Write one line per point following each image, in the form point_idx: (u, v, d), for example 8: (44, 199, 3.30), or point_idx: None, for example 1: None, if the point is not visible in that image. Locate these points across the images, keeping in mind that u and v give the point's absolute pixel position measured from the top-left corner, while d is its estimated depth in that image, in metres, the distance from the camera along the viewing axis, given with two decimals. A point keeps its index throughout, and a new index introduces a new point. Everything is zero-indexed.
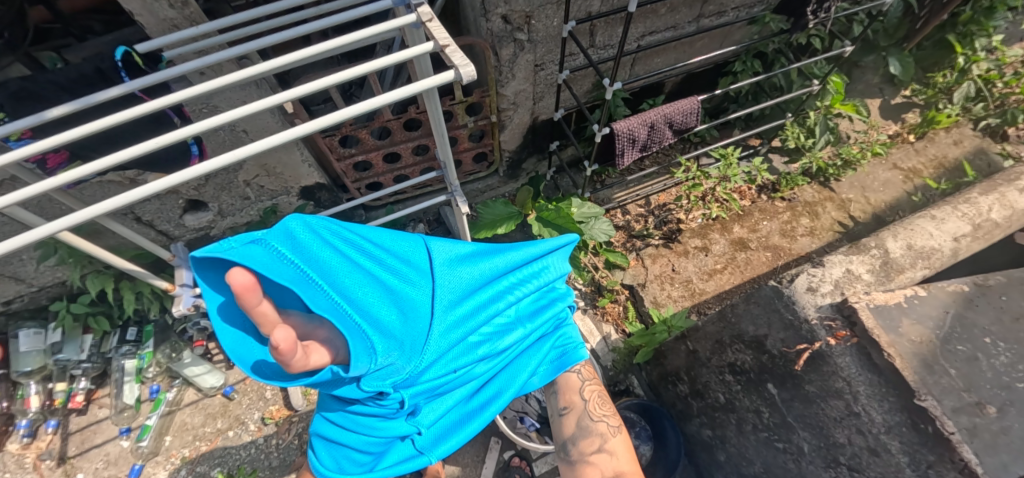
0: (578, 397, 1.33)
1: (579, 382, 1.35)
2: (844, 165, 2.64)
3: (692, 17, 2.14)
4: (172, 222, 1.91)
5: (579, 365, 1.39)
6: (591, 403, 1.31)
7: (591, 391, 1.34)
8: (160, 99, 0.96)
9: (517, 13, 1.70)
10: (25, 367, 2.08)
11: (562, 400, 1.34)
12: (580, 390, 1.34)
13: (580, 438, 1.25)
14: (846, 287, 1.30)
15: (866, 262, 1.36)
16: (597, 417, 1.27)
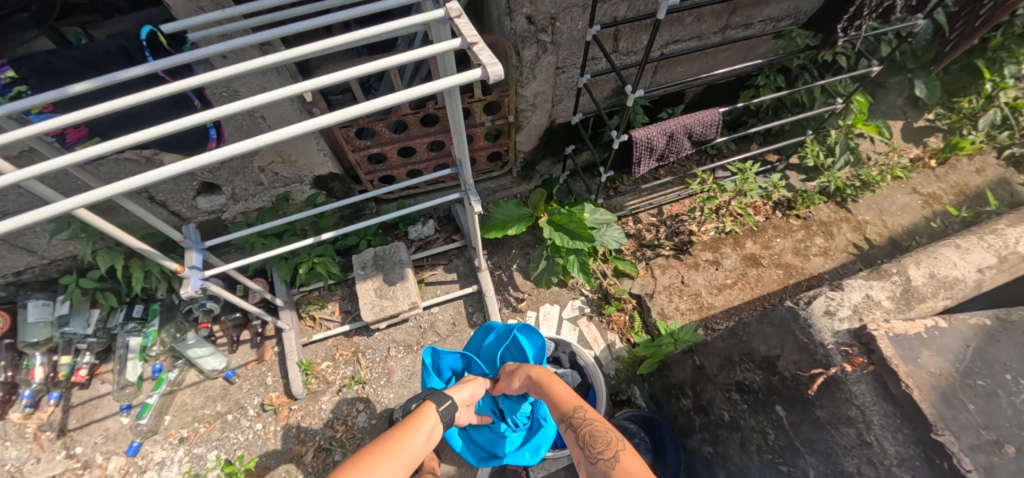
0: (588, 440, 1.26)
1: (585, 426, 1.30)
2: (863, 186, 2.59)
3: (718, 28, 2.12)
4: (185, 203, 1.92)
5: (582, 409, 1.34)
6: (601, 443, 1.23)
7: (606, 432, 1.26)
8: (183, 81, 0.96)
9: (543, 14, 1.69)
10: (32, 337, 2.09)
11: (576, 447, 1.28)
12: (585, 432, 1.28)
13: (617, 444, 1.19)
14: (865, 312, 1.30)
15: (886, 289, 1.35)
16: (641, 431, 1.19)
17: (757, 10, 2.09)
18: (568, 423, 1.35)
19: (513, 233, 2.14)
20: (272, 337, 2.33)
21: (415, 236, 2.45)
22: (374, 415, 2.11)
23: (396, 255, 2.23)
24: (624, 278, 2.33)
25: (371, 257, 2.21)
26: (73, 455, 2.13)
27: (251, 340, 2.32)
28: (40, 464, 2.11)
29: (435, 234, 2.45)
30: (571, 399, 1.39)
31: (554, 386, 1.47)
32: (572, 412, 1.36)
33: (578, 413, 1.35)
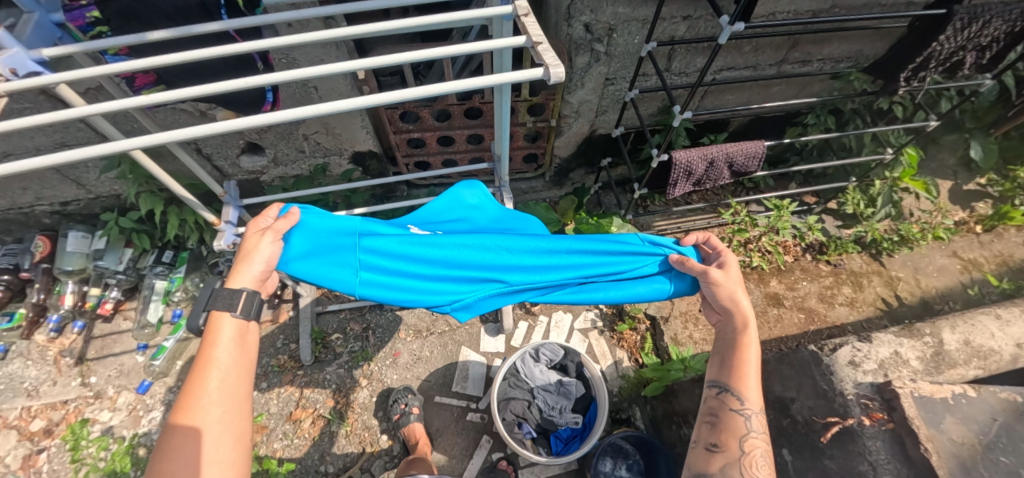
0: (737, 443, 1.05)
1: (744, 429, 1.06)
2: (901, 241, 2.51)
3: (775, 60, 2.09)
4: (228, 160, 1.98)
5: (754, 415, 1.08)
6: (749, 459, 1.02)
7: (753, 447, 1.04)
8: (252, 43, 1.00)
9: (601, 23, 1.70)
10: (68, 265, 2.19)
11: (712, 435, 1.09)
12: (741, 437, 1.05)
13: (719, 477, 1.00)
14: (891, 369, 1.26)
15: (918, 349, 1.31)
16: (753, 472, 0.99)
17: (817, 48, 2.05)
18: (717, 392, 1.14)
19: None
20: (289, 301, 2.38)
21: None
22: (375, 392, 2.14)
23: None
24: (642, 298, 2.31)
25: None
26: (87, 383, 2.22)
27: (269, 301, 2.37)
28: (56, 387, 2.21)
29: None
30: (754, 399, 1.10)
31: (750, 366, 1.14)
32: (732, 389, 1.12)
33: (738, 402, 1.10)
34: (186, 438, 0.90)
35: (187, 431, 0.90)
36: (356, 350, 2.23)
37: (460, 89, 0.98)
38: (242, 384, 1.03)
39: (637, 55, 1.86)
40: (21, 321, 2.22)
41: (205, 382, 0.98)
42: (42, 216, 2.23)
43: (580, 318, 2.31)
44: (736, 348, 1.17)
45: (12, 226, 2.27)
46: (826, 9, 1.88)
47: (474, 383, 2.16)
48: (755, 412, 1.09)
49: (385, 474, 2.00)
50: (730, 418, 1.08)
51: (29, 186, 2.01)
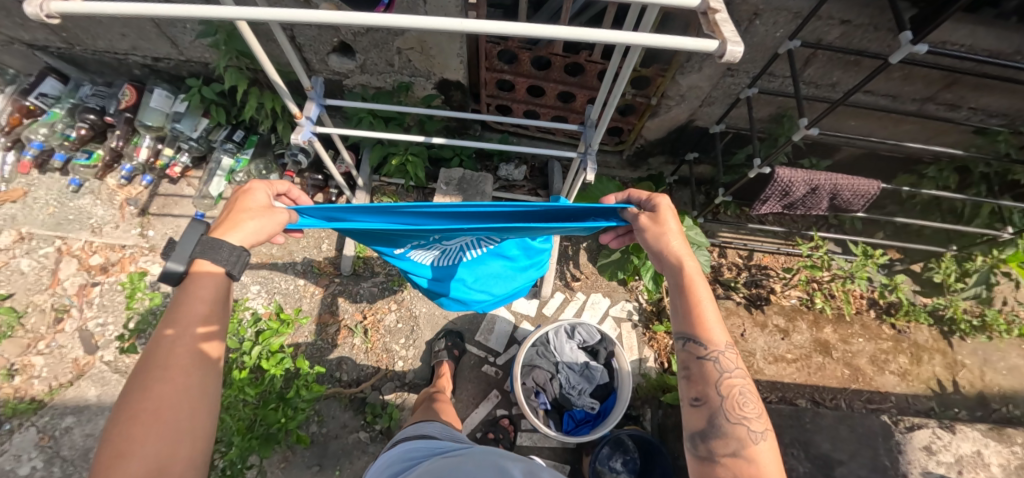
0: (715, 389, 0.90)
1: (718, 374, 0.90)
2: (981, 328, 2.28)
3: (920, 96, 1.84)
4: (318, 55, 1.93)
5: (724, 353, 0.92)
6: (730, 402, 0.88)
7: (731, 387, 0.90)
8: None
9: (747, 6, 1.50)
10: (148, 121, 2.25)
11: (689, 388, 0.93)
12: (717, 383, 0.90)
13: (711, 437, 0.86)
14: (968, 466, 1.52)
15: (1002, 456, 1.54)
16: (738, 419, 0.86)
17: (975, 94, 1.78)
18: (700, 356, 0.93)
19: None
20: None
21: (502, 175, 2.38)
22: (402, 320, 2.19)
23: (480, 184, 2.16)
24: None
25: (458, 176, 2.17)
26: (145, 235, 2.34)
27: (323, 205, 2.40)
28: (119, 231, 2.34)
29: (522, 181, 2.38)
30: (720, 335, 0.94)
31: (704, 304, 0.96)
32: (716, 352, 0.92)
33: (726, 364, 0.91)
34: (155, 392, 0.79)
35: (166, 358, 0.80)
36: (392, 274, 2.26)
37: (605, 41, 0.82)
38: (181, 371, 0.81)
39: (772, 50, 1.66)
40: (98, 161, 2.37)
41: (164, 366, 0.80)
42: (134, 66, 2.28)
43: (617, 305, 2.25)
44: (681, 292, 0.98)
45: (105, 69, 2.34)
46: (1006, 51, 1.60)
47: (497, 339, 2.17)
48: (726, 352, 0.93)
49: (393, 396, 2.06)
50: (697, 365, 0.92)
51: (127, 33, 2.01)
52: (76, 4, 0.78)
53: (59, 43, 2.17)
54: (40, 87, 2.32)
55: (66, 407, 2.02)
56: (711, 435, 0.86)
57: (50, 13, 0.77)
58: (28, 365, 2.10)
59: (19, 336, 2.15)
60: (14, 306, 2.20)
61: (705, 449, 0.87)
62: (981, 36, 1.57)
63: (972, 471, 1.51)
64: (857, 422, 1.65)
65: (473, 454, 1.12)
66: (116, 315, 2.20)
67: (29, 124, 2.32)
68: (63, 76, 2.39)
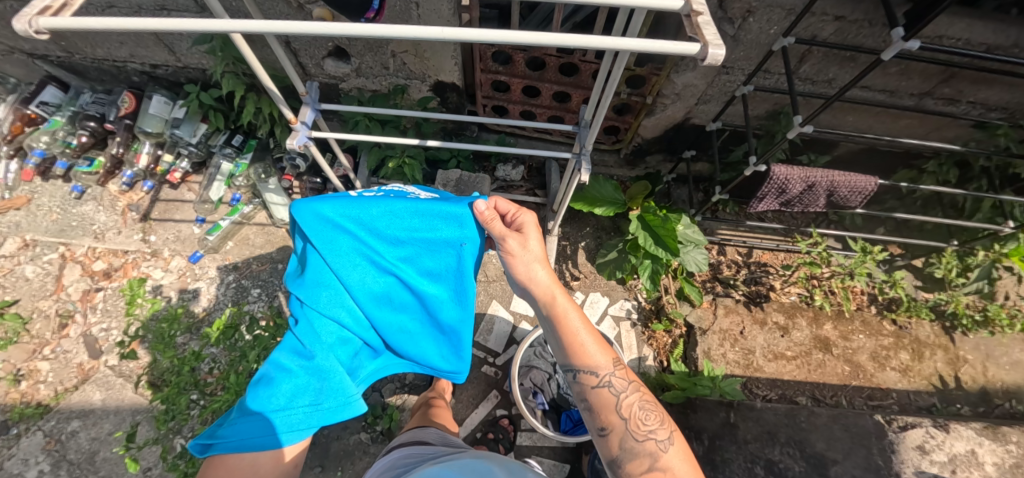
0: (614, 413, 1.06)
1: (614, 396, 1.07)
2: (983, 323, 2.27)
3: (918, 91, 1.82)
4: (313, 60, 1.94)
5: (611, 376, 1.09)
6: (633, 421, 1.03)
7: (630, 406, 1.06)
8: None
9: (739, 4, 1.50)
10: (148, 127, 2.28)
11: (595, 420, 1.07)
12: (617, 407, 1.06)
13: (625, 462, 0.99)
14: (961, 465, 1.52)
15: (995, 454, 1.54)
16: (643, 434, 1.01)
17: (974, 88, 1.76)
18: (597, 385, 1.08)
19: (599, 213, 2.04)
20: None
21: (499, 176, 2.38)
22: None
23: (478, 186, 2.16)
24: (685, 303, 2.20)
25: (455, 178, 2.17)
26: (147, 240, 2.36)
27: None
28: (121, 236, 2.37)
29: (519, 181, 2.38)
30: (604, 361, 1.10)
31: (579, 334, 1.13)
32: (608, 377, 1.09)
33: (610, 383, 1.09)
34: None
35: None
36: None
37: (590, 46, 0.83)
38: None
39: (766, 48, 1.65)
40: (99, 168, 2.37)
41: None
42: (132, 73, 2.30)
43: (616, 304, 2.25)
44: (557, 325, 1.13)
45: (104, 76, 2.36)
46: (1004, 45, 1.59)
47: (496, 339, 2.18)
48: (613, 373, 1.10)
49: (394, 397, 2.07)
50: (596, 394, 1.07)
51: (125, 41, 2.03)
52: (64, 19, 0.79)
53: (58, 51, 2.19)
54: (41, 95, 2.34)
55: (72, 411, 2.05)
56: (626, 454, 0.99)
57: (39, 29, 0.78)
58: (34, 371, 2.12)
59: (26, 342, 2.18)
60: (20, 312, 2.23)
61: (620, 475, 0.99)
62: (978, 30, 1.55)
63: (965, 470, 1.51)
64: (851, 421, 1.65)
65: (468, 459, 1.10)
66: (119, 320, 2.22)
67: (31, 133, 2.34)
68: (63, 84, 2.42)
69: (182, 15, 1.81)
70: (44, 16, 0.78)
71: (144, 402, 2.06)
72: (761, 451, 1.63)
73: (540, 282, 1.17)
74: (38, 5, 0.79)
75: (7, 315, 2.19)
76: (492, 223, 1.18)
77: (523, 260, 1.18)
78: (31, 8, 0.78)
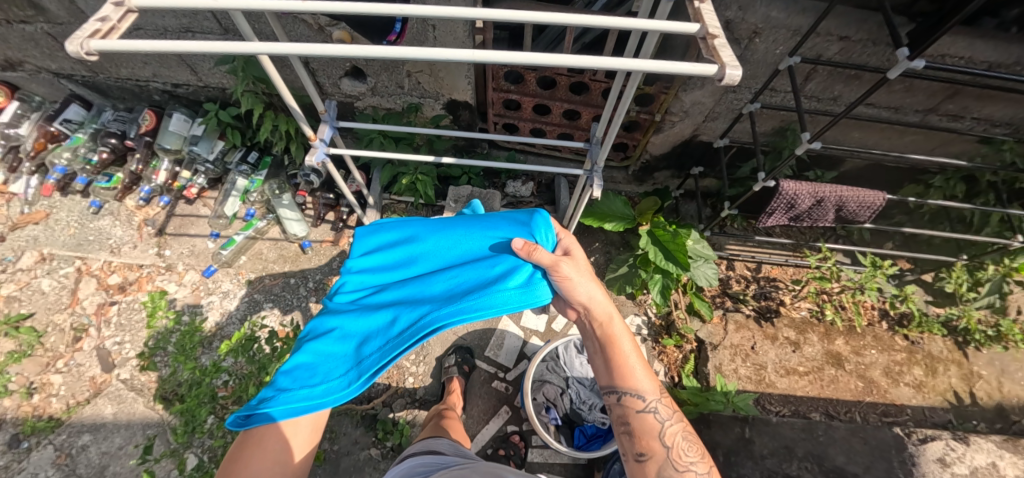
0: (657, 441, 1.06)
1: (659, 424, 1.07)
2: (996, 338, 2.26)
3: (922, 107, 1.86)
4: (330, 79, 2.00)
5: (656, 402, 1.10)
6: (675, 451, 1.03)
7: (672, 436, 1.06)
8: None
9: (746, 25, 1.54)
10: (166, 144, 2.34)
11: (635, 444, 1.07)
12: (660, 434, 1.06)
13: None
14: None
15: (1017, 465, 1.52)
16: (685, 467, 1.00)
17: (978, 104, 1.79)
18: (642, 410, 1.09)
19: (609, 228, 2.06)
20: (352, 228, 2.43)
21: (509, 192, 2.42)
22: None
23: (489, 202, 2.23)
24: (695, 318, 2.20)
25: (466, 194, 2.23)
26: (162, 255, 2.39)
27: (334, 223, 2.44)
28: (136, 250, 2.40)
29: (529, 197, 2.41)
30: (650, 387, 1.11)
31: (629, 358, 1.14)
32: (654, 403, 1.10)
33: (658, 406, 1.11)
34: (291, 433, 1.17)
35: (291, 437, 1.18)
36: None
37: (609, 68, 0.86)
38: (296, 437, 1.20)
39: (772, 67, 1.69)
40: (117, 183, 2.44)
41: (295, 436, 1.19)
42: (154, 92, 2.37)
43: (625, 320, 2.26)
44: (608, 347, 1.15)
45: (126, 95, 2.43)
46: (1007, 62, 1.62)
47: (507, 354, 2.18)
48: (659, 402, 1.11)
49: (404, 413, 2.06)
50: (641, 418, 1.08)
51: (149, 61, 2.11)
52: (112, 42, 0.83)
53: (84, 71, 2.26)
54: (64, 113, 2.41)
55: (83, 424, 2.05)
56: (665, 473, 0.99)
57: (89, 51, 0.82)
58: (47, 384, 2.14)
59: (39, 355, 2.20)
60: (35, 325, 2.25)
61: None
62: (980, 50, 1.59)
63: None
64: (870, 434, 1.65)
65: (472, 477, 1.04)
66: (132, 333, 2.24)
67: (53, 149, 2.41)
68: (86, 102, 2.49)
69: (205, 37, 1.87)
70: (93, 39, 0.82)
71: (155, 416, 2.06)
72: (778, 466, 1.61)
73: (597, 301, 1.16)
74: (88, 28, 0.83)
75: (22, 329, 2.21)
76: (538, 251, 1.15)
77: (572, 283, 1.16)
78: (82, 31, 0.83)
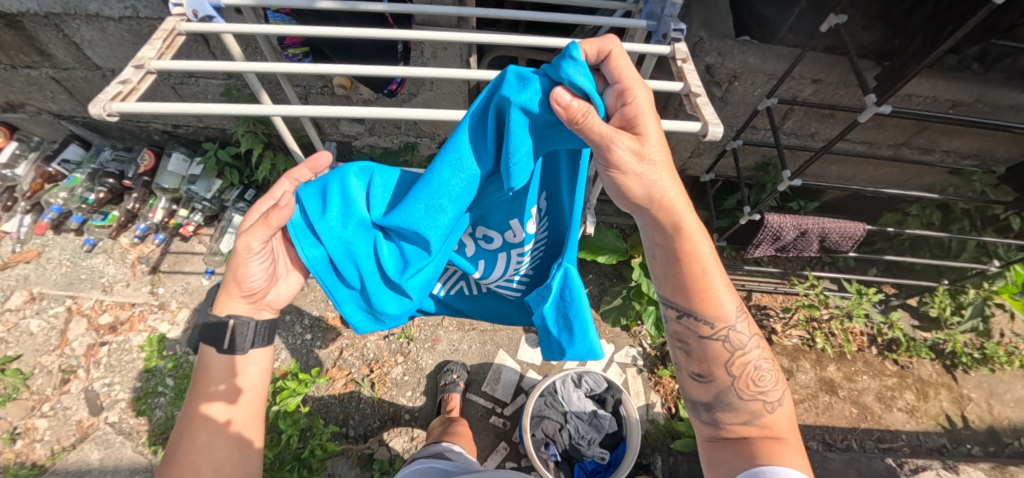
0: (722, 368, 1.06)
1: (728, 353, 1.05)
2: (983, 361, 2.31)
3: (895, 142, 1.96)
4: (329, 121, 2.06)
5: (730, 329, 1.05)
6: (743, 381, 1.04)
7: (742, 367, 1.05)
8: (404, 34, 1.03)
9: (726, 70, 1.64)
10: (164, 184, 2.36)
11: (695, 365, 1.08)
12: (728, 363, 1.05)
13: (721, 410, 1.05)
14: None
15: None
16: (751, 397, 1.02)
17: (946, 139, 1.90)
18: (708, 337, 1.05)
19: (602, 261, 2.12)
20: None
21: None
22: (409, 372, 2.20)
23: None
24: None
25: None
26: (155, 293, 2.38)
27: None
28: (129, 289, 2.39)
29: None
30: (728, 313, 1.05)
31: (707, 278, 1.03)
32: (726, 331, 1.05)
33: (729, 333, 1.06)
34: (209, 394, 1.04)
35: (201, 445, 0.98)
36: (398, 326, 2.29)
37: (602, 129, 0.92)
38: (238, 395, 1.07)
39: (752, 107, 1.79)
40: (112, 221, 2.44)
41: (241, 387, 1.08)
42: (154, 132, 2.41)
43: (621, 351, 2.27)
44: (683, 265, 1.02)
45: (126, 135, 2.47)
46: (968, 102, 1.73)
47: (504, 388, 2.19)
48: (733, 327, 1.06)
49: (402, 451, 2.04)
50: (711, 346, 1.05)
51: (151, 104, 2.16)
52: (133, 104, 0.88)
53: (85, 113, 2.31)
54: (63, 153, 2.44)
55: (68, 471, 1.99)
56: (720, 405, 1.05)
57: (111, 112, 0.87)
58: (31, 429, 2.08)
59: (24, 398, 2.14)
60: (21, 368, 2.20)
61: (711, 416, 1.07)
62: (943, 91, 1.70)
63: None
64: (863, 463, 1.67)
65: None
66: (122, 374, 2.20)
67: (50, 189, 2.42)
68: (85, 142, 2.52)
69: (208, 82, 1.93)
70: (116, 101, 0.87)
71: (144, 461, 2.01)
72: None
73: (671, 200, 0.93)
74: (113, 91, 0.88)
75: (7, 371, 2.16)
76: (590, 119, 0.79)
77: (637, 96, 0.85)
78: (105, 94, 0.88)
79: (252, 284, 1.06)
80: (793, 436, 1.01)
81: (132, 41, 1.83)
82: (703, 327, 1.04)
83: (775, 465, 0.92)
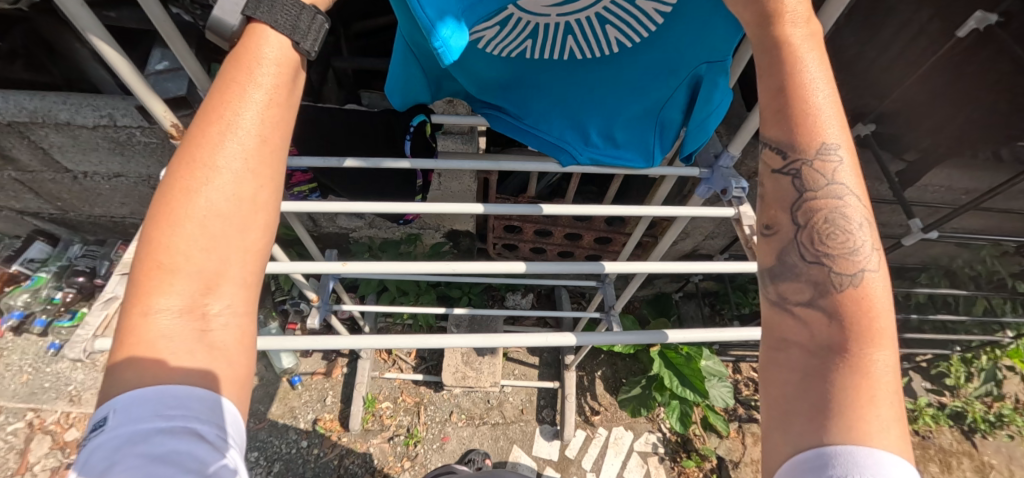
0: (810, 240, 0.52)
1: (836, 233, 0.50)
2: (999, 425, 2.29)
3: (906, 221, 1.95)
4: (326, 216, 1.93)
5: (848, 189, 0.51)
6: (847, 269, 0.48)
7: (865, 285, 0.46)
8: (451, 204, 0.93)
9: (747, 168, 1.63)
10: None
11: (763, 209, 0.57)
12: (824, 257, 0.50)
13: (784, 325, 0.50)
14: None
15: None
16: (849, 287, 0.47)
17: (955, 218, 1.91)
18: (799, 188, 0.53)
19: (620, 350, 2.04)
20: (346, 356, 2.28)
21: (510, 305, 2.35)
22: None
23: (491, 323, 2.20)
24: (713, 434, 2.15)
25: (468, 317, 2.19)
26: None
27: (325, 351, 2.28)
28: None
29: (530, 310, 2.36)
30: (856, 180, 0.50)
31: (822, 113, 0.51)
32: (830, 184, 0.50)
33: (838, 202, 0.52)
34: (143, 272, 0.46)
35: (123, 374, 0.43)
36: (403, 426, 2.13)
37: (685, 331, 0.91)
38: (216, 249, 0.47)
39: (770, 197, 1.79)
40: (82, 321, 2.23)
41: (164, 265, 0.46)
42: (129, 225, 2.23)
43: (640, 439, 2.16)
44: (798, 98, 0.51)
45: (98, 228, 2.28)
46: (982, 190, 1.73)
47: None
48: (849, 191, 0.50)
49: None
50: (810, 215, 0.52)
51: (128, 200, 2.00)
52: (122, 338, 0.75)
53: (53, 209, 2.12)
54: (27, 252, 2.24)
55: None
56: (784, 274, 0.53)
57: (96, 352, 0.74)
58: None
59: None
60: None
61: (772, 291, 0.54)
62: (960, 182, 1.69)
63: None
64: None
65: None
66: None
67: (10, 291, 2.19)
68: (51, 236, 2.32)
69: None
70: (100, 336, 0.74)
71: None
72: None
73: (779, 80, 0.52)
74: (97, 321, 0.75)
75: None
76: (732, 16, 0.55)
77: (728, 6, 0.57)
78: (85, 325, 0.75)
79: (199, 185, 0.47)
80: (893, 392, 0.44)
81: (108, 147, 1.68)
82: (783, 158, 0.53)
83: (850, 433, 0.41)
